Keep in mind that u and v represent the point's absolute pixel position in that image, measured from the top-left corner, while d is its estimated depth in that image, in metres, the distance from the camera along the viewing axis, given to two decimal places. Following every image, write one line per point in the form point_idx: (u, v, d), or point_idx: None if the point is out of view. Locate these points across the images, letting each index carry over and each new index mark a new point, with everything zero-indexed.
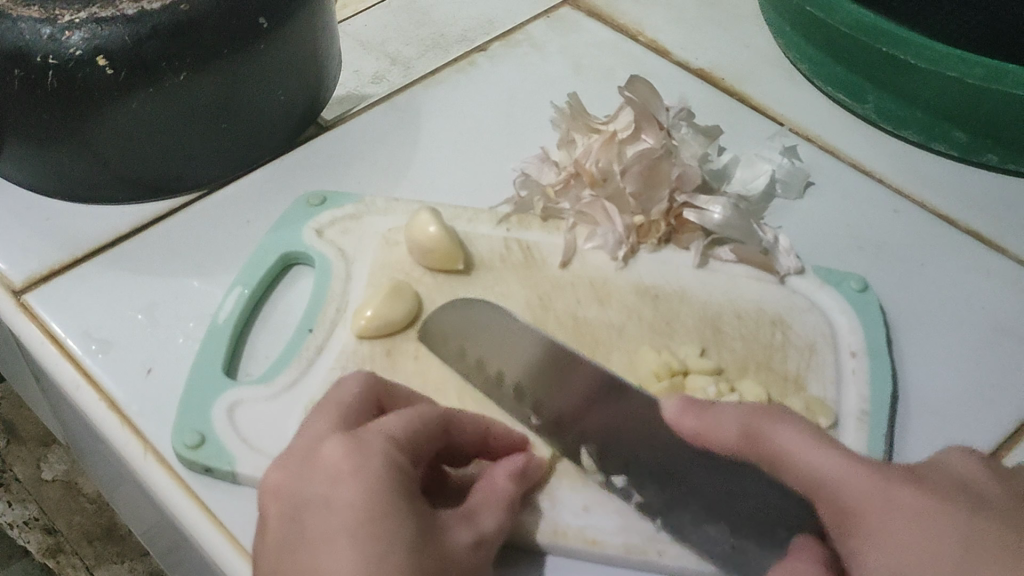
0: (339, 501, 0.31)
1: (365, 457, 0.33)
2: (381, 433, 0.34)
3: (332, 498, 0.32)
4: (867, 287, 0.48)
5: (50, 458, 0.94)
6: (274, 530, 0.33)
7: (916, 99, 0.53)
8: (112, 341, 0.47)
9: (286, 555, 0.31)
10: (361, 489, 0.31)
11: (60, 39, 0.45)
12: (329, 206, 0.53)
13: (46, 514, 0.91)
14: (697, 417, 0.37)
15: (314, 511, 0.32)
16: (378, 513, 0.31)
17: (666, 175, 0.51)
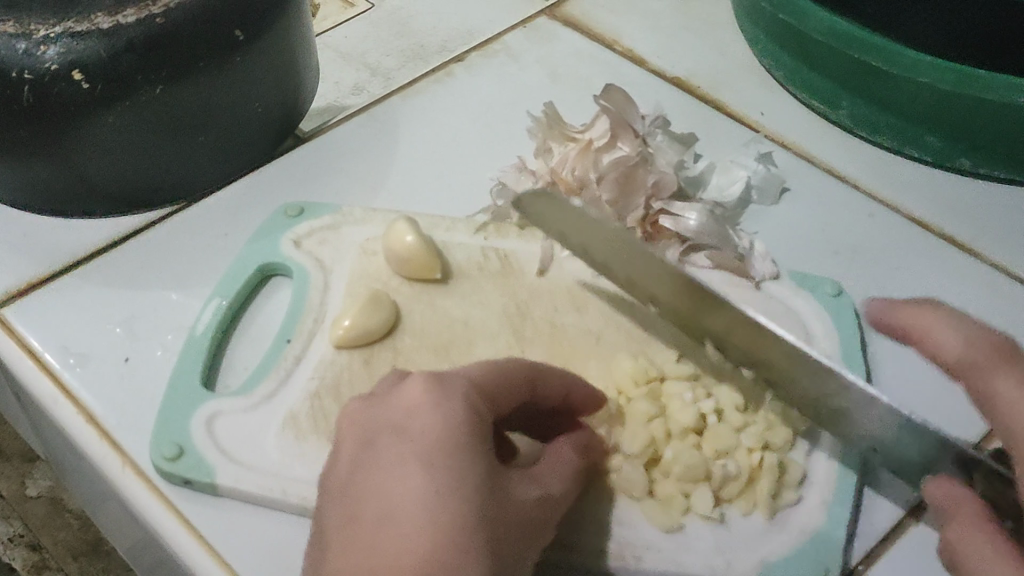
0: (426, 429, 0.33)
1: (458, 398, 0.35)
2: (471, 378, 0.37)
3: (409, 426, 0.34)
4: (841, 292, 0.49)
5: (34, 474, 0.94)
6: (355, 452, 0.35)
7: (888, 104, 0.54)
8: (89, 355, 0.47)
9: (359, 473, 0.34)
10: (439, 421, 0.34)
11: (35, 54, 0.45)
12: (306, 217, 0.53)
13: (31, 530, 0.91)
14: (911, 317, 0.39)
15: (399, 433, 0.34)
16: (464, 448, 0.33)
17: (641, 182, 0.51)
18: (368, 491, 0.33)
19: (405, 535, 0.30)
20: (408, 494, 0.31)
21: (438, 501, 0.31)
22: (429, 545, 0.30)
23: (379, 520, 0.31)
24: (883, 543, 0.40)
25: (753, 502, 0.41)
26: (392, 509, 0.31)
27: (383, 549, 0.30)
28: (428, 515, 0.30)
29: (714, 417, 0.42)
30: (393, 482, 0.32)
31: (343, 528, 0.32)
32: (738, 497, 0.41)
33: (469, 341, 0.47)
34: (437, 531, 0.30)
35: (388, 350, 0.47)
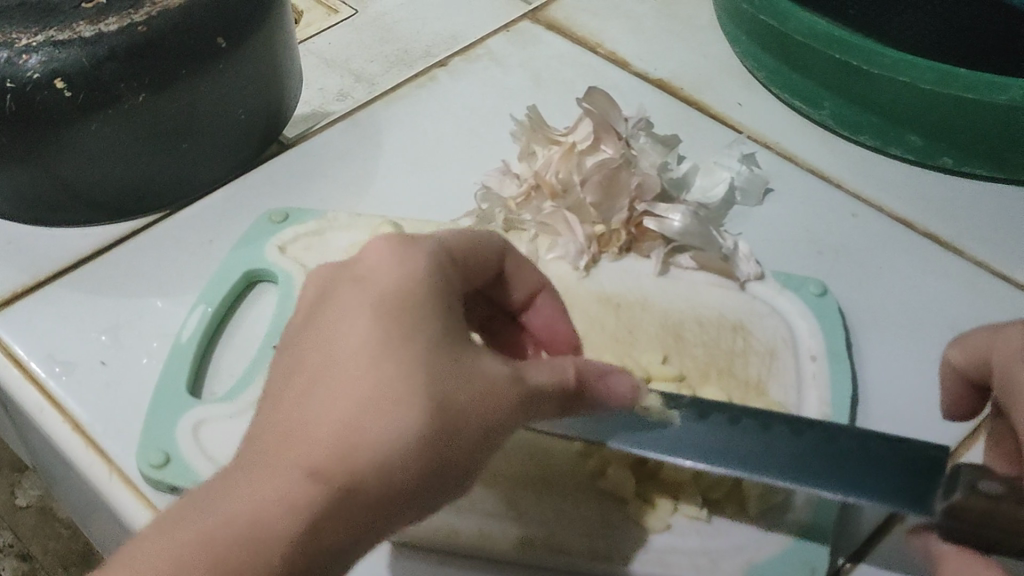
0: (378, 286, 0.30)
1: (409, 260, 0.31)
2: (428, 242, 0.33)
3: (371, 273, 0.31)
4: (826, 291, 0.49)
5: (24, 484, 0.93)
6: (300, 313, 0.31)
7: (870, 104, 0.54)
8: (75, 364, 0.47)
9: (313, 312, 0.31)
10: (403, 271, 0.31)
11: (17, 63, 0.45)
12: (291, 223, 0.53)
13: (20, 539, 0.90)
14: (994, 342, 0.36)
15: (343, 296, 0.30)
16: (412, 312, 0.29)
17: (625, 184, 0.51)
18: (305, 347, 0.29)
19: (341, 394, 0.27)
20: (346, 352, 0.28)
21: (382, 356, 0.28)
22: (371, 405, 0.27)
23: (311, 373, 0.28)
24: (873, 539, 0.40)
25: (740, 504, 0.41)
26: (331, 363, 0.28)
27: (325, 396, 0.27)
28: (369, 371, 0.28)
29: None
30: (334, 336, 0.29)
31: (273, 388, 0.29)
32: (725, 499, 0.41)
33: None
34: (377, 389, 0.27)
35: None
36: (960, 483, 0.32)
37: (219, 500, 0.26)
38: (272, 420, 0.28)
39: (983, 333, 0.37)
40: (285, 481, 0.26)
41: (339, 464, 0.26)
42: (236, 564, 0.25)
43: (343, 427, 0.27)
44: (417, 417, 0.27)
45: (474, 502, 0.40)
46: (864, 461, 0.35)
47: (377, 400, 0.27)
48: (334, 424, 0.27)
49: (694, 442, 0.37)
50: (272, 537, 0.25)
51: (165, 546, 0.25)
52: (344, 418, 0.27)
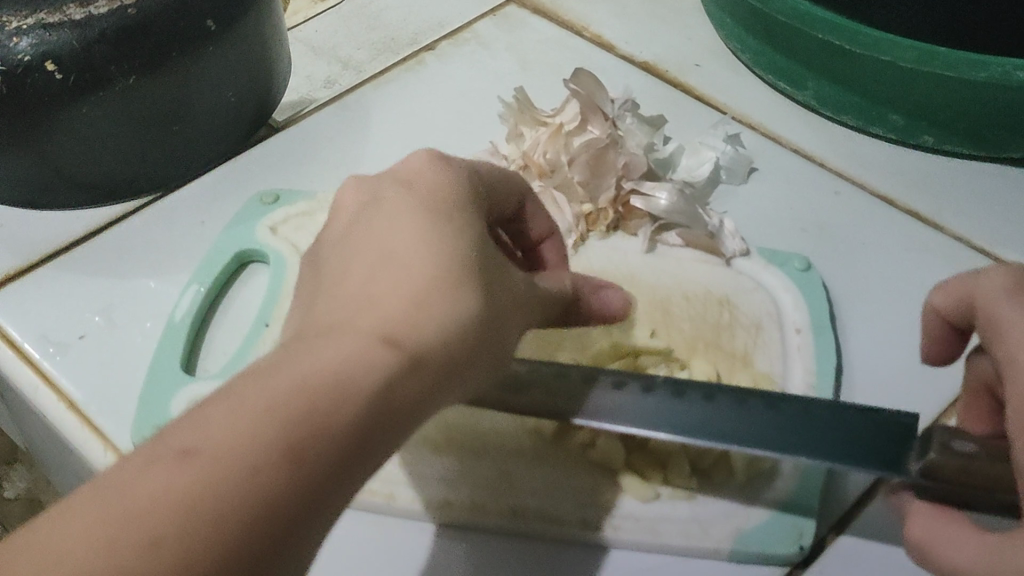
0: (416, 193, 0.32)
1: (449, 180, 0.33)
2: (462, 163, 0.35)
3: (415, 182, 0.33)
4: (809, 266, 0.50)
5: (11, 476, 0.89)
6: (334, 230, 0.33)
7: (852, 84, 0.55)
8: (68, 344, 0.48)
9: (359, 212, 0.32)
10: (445, 180, 0.33)
11: (8, 45, 0.45)
12: (282, 204, 0.53)
13: (11, 533, 0.87)
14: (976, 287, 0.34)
15: (384, 208, 0.32)
16: (455, 217, 0.31)
17: (612, 163, 0.52)
18: (348, 249, 0.31)
19: (401, 273, 0.29)
20: (401, 242, 0.30)
21: (437, 245, 0.30)
22: (431, 281, 0.29)
23: (364, 262, 0.30)
24: (857, 506, 0.41)
25: (729, 475, 0.41)
26: (384, 252, 0.30)
27: (389, 277, 0.29)
28: (427, 255, 0.29)
29: None
30: (380, 235, 0.31)
31: (318, 290, 0.30)
32: (714, 468, 0.42)
33: None
34: (443, 271, 0.29)
35: None
36: (932, 442, 0.34)
37: (299, 353, 0.26)
38: (334, 294, 0.29)
39: (961, 275, 0.36)
40: (362, 341, 0.27)
41: (407, 331, 0.27)
42: (322, 407, 0.25)
43: (412, 296, 0.28)
44: (470, 302, 0.29)
45: (468, 473, 0.42)
46: (835, 436, 0.36)
47: (438, 279, 0.29)
48: (400, 296, 0.28)
49: (666, 414, 0.37)
50: (357, 385, 0.26)
51: (252, 395, 0.24)
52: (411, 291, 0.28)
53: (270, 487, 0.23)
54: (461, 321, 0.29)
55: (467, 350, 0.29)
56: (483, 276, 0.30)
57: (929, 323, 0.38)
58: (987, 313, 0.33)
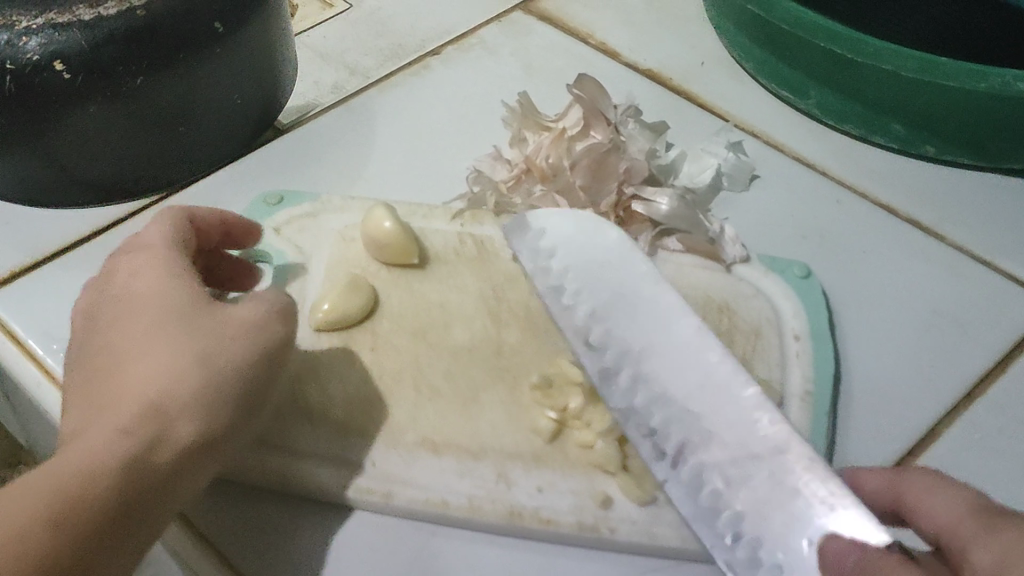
0: (122, 289, 0.38)
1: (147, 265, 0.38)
2: (152, 238, 0.40)
3: (134, 281, 0.38)
4: (809, 274, 0.50)
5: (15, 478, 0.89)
6: (75, 354, 0.38)
7: (855, 93, 0.55)
8: (72, 341, 0.48)
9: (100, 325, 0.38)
10: (154, 265, 0.38)
11: (17, 45, 0.46)
12: (286, 205, 0.53)
13: None
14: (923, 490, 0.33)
15: (100, 321, 0.38)
16: (156, 291, 0.37)
17: (613, 168, 0.52)
18: (84, 373, 0.36)
19: (127, 363, 0.35)
20: (126, 337, 0.36)
21: (157, 327, 0.36)
22: (153, 351, 0.34)
23: (108, 373, 0.35)
24: None
25: None
26: (106, 350, 0.36)
27: (131, 378, 0.34)
28: (154, 346, 0.35)
29: None
30: (105, 338, 0.37)
31: (71, 407, 0.35)
32: None
33: (447, 324, 0.48)
34: (171, 353, 0.35)
35: (367, 331, 0.48)
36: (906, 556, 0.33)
37: (44, 463, 0.31)
38: (82, 409, 0.34)
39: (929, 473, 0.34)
40: (101, 433, 0.32)
41: (147, 415, 0.33)
42: (68, 491, 0.30)
43: (141, 365, 0.34)
44: (201, 373, 0.34)
45: (467, 474, 0.42)
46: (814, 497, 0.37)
47: (155, 347, 0.35)
48: (126, 378, 0.34)
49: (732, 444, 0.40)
50: (95, 461, 0.30)
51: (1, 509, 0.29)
52: (137, 362, 0.34)
53: (40, 547, 0.28)
54: (182, 374, 0.34)
55: (189, 408, 0.33)
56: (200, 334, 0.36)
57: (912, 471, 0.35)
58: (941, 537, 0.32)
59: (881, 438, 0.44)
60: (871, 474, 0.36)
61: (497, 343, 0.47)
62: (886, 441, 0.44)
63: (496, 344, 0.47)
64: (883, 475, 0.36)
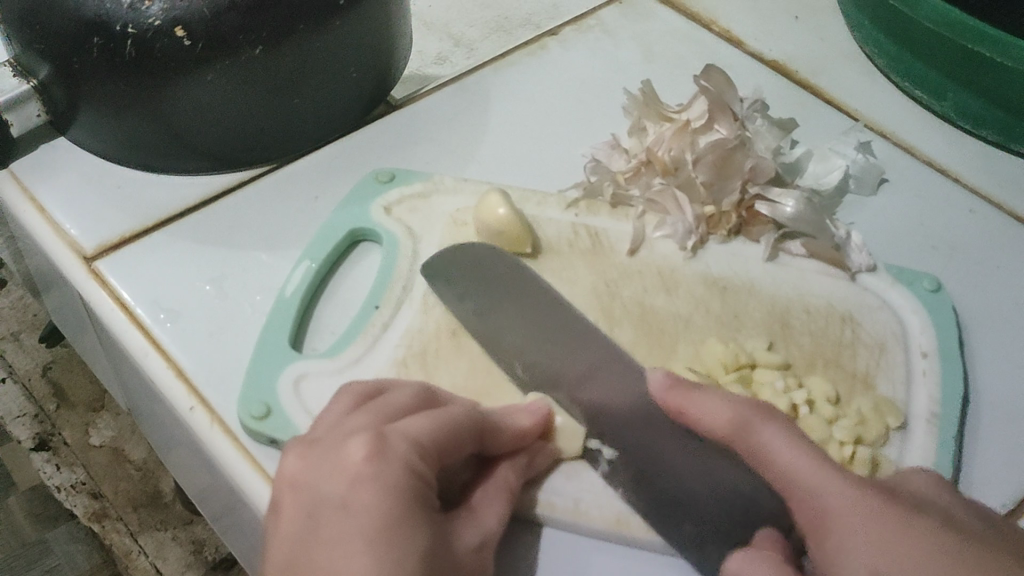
0: (387, 423, 0.36)
1: (436, 415, 0.36)
2: (382, 400, 0.38)
3: (343, 427, 0.36)
4: (940, 288, 0.48)
5: (97, 424, 1.02)
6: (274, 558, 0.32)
7: (997, 98, 0.52)
8: (179, 311, 0.48)
9: (305, 532, 0.32)
10: (369, 420, 0.36)
11: (140, 9, 0.47)
12: (398, 184, 0.53)
13: (92, 479, 0.99)
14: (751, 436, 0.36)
15: (327, 439, 0.36)
16: (416, 447, 0.35)
17: (738, 166, 0.50)
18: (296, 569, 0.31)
19: (359, 502, 0.32)
20: (340, 538, 0.31)
21: (384, 483, 0.33)
22: (388, 519, 0.32)
23: None
24: None
25: None
26: (331, 493, 0.33)
27: None
28: (376, 530, 0.31)
29: (806, 408, 0.42)
30: (332, 466, 0.34)
31: None
32: None
33: None
34: (401, 516, 0.32)
35: None
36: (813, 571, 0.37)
37: None
38: None
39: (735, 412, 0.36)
40: None
41: None
42: None
43: (365, 541, 0.31)
44: (427, 538, 0.33)
45: (574, 476, 0.41)
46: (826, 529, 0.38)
47: (389, 517, 0.32)
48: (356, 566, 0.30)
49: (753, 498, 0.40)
50: None
51: None
52: (364, 539, 0.31)
53: None
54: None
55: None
56: (432, 516, 0.34)
57: (750, 417, 0.36)
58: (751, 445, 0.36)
59: (1011, 470, 0.42)
60: (697, 406, 0.38)
61: None
62: (1014, 474, 0.42)
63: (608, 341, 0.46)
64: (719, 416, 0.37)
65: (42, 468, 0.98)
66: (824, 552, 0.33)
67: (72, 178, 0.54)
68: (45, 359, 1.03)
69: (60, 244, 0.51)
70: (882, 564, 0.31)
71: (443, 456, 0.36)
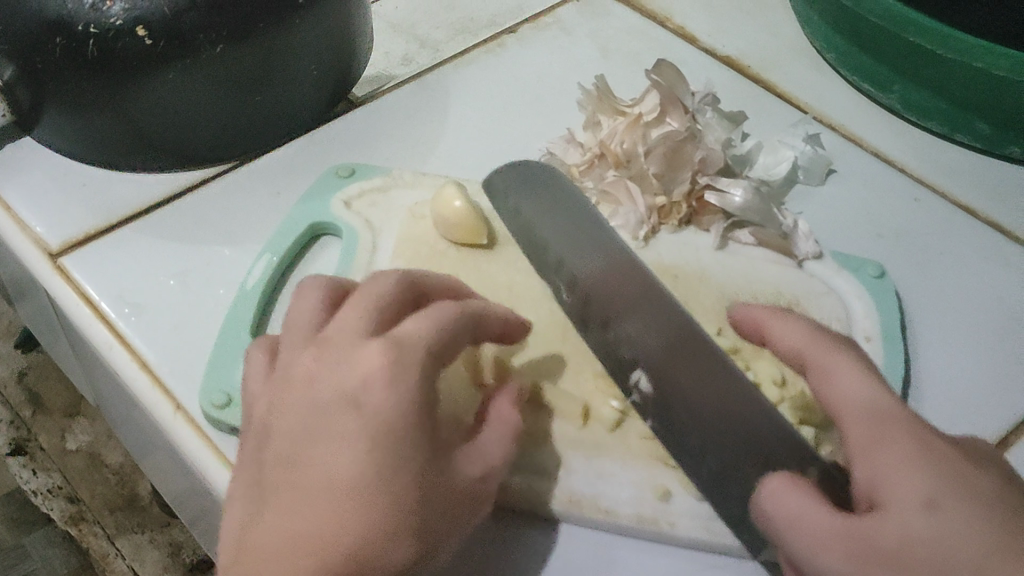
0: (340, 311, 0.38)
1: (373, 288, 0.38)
2: (318, 285, 0.40)
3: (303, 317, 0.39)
4: (884, 274, 0.49)
5: (74, 429, 1.03)
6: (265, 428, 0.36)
7: (941, 90, 0.54)
8: (144, 306, 0.49)
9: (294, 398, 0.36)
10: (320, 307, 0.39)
11: (101, 9, 0.48)
12: (357, 178, 0.54)
13: (69, 482, 0.99)
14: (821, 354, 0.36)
15: (343, 338, 0.36)
16: (428, 355, 0.35)
17: (689, 158, 0.52)
18: (288, 434, 0.35)
19: (338, 363, 0.35)
20: (324, 401, 0.35)
21: (359, 347, 0.35)
22: (366, 370, 0.34)
23: (317, 450, 0.34)
24: None
25: None
26: (314, 360, 0.36)
27: (338, 452, 0.33)
28: (359, 384, 0.34)
29: None
30: (350, 366, 0.35)
31: (275, 487, 0.33)
32: None
33: (513, 307, 0.48)
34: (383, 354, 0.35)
35: None
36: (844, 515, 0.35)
37: (303, 492, 0.33)
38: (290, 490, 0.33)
39: (807, 326, 0.38)
40: (345, 449, 0.33)
41: (383, 437, 0.33)
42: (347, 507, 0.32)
43: (379, 445, 0.33)
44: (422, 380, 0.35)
45: (526, 458, 0.42)
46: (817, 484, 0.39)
47: (373, 374, 0.34)
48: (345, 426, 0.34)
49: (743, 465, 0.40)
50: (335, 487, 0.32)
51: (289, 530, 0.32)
52: (352, 387, 0.34)
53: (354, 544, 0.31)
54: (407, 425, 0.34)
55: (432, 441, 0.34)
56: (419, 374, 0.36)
57: (814, 342, 0.37)
58: (814, 364, 0.36)
59: None
60: (781, 328, 0.39)
61: (560, 328, 0.47)
62: None
63: (563, 326, 0.47)
64: (795, 335, 0.38)
65: (20, 473, 0.98)
66: (869, 462, 0.32)
67: (37, 176, 0.55)
68: (21, 365, 1.05)
69: (24, 241, 0.52)
70: (933, 475, 0.31)
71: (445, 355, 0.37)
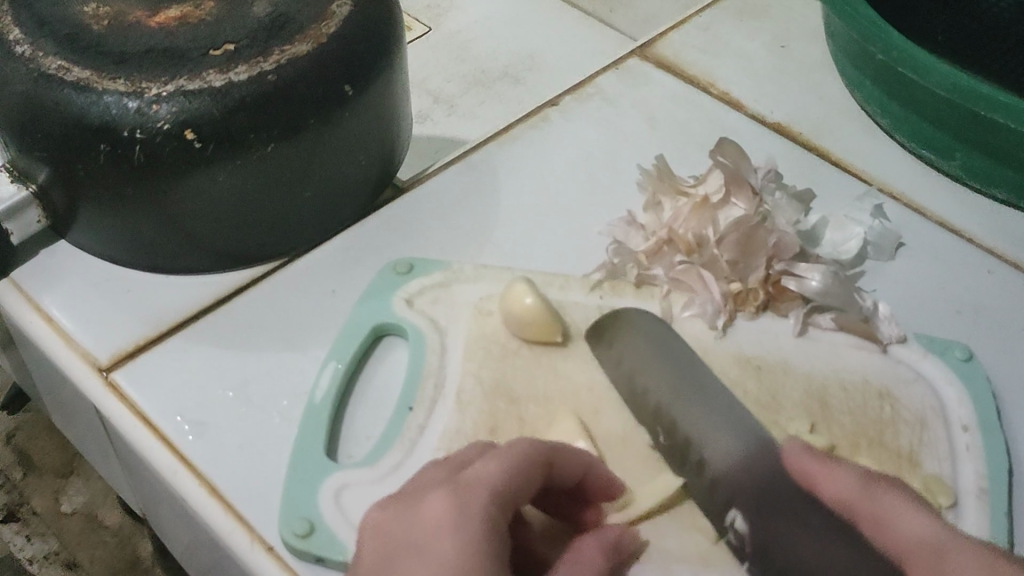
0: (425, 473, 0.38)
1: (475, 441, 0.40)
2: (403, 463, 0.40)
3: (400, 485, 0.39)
4: (971, 356, 0.48)
5: (67, 490, 0.99)
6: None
7: (1007, 158, 0.52)
8: (206, 423, 0.47)
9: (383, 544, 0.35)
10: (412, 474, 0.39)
11: (147, 113, 0.44)
12: (417, 275, 0.52)
13: (65, 548, 0.95)
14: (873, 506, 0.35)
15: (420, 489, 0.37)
16: (491, 501, 0.35)
17: (762, 243, 0.50)
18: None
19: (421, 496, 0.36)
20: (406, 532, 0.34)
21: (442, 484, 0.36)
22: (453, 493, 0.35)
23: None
24: None
25: None
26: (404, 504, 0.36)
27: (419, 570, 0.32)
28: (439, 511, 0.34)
29: None
30: (412, 520, 0.35)
31: None
32: None
33: (596, 409, 0.46)
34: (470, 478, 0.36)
35: (513, 417, 0.46)
36: None
37: None
38: None
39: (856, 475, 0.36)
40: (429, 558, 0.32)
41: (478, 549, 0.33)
42: None
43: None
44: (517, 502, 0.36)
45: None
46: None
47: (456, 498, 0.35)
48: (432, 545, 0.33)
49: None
50: None
51: None
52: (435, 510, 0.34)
53: None
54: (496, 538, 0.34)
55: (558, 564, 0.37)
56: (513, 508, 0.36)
57: (858, 488, 0.36)
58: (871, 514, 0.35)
59: None
60: (825, 473, 0.37)
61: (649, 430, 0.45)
62: None
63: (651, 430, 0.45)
64: (837, 484, 0.36)
65: (14, 540, 0.94)
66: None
67: (78, 284, 0.53)
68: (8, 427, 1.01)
69: (72, 355, 0.49)
70: None
71: (516, 500, 0.36)
